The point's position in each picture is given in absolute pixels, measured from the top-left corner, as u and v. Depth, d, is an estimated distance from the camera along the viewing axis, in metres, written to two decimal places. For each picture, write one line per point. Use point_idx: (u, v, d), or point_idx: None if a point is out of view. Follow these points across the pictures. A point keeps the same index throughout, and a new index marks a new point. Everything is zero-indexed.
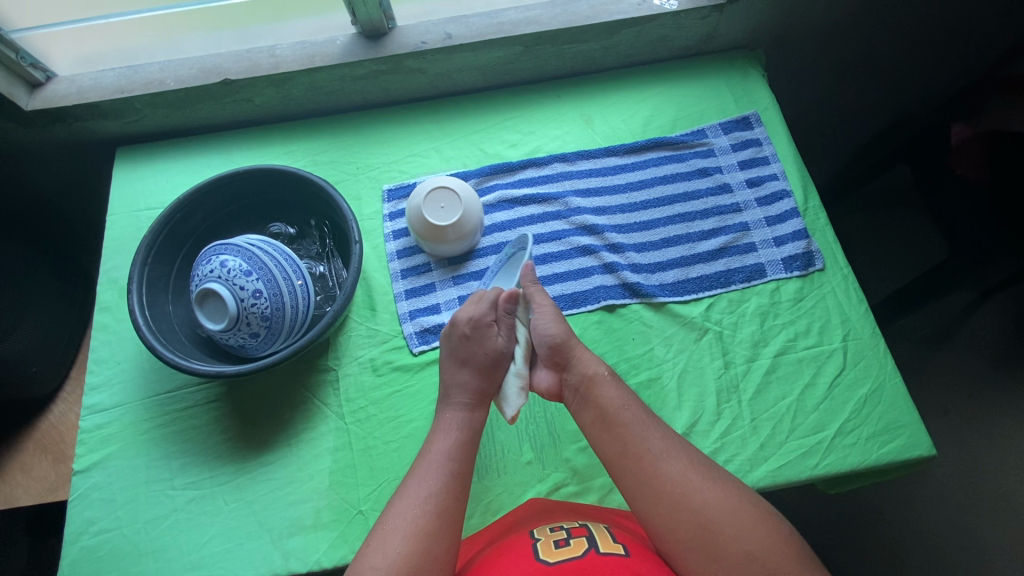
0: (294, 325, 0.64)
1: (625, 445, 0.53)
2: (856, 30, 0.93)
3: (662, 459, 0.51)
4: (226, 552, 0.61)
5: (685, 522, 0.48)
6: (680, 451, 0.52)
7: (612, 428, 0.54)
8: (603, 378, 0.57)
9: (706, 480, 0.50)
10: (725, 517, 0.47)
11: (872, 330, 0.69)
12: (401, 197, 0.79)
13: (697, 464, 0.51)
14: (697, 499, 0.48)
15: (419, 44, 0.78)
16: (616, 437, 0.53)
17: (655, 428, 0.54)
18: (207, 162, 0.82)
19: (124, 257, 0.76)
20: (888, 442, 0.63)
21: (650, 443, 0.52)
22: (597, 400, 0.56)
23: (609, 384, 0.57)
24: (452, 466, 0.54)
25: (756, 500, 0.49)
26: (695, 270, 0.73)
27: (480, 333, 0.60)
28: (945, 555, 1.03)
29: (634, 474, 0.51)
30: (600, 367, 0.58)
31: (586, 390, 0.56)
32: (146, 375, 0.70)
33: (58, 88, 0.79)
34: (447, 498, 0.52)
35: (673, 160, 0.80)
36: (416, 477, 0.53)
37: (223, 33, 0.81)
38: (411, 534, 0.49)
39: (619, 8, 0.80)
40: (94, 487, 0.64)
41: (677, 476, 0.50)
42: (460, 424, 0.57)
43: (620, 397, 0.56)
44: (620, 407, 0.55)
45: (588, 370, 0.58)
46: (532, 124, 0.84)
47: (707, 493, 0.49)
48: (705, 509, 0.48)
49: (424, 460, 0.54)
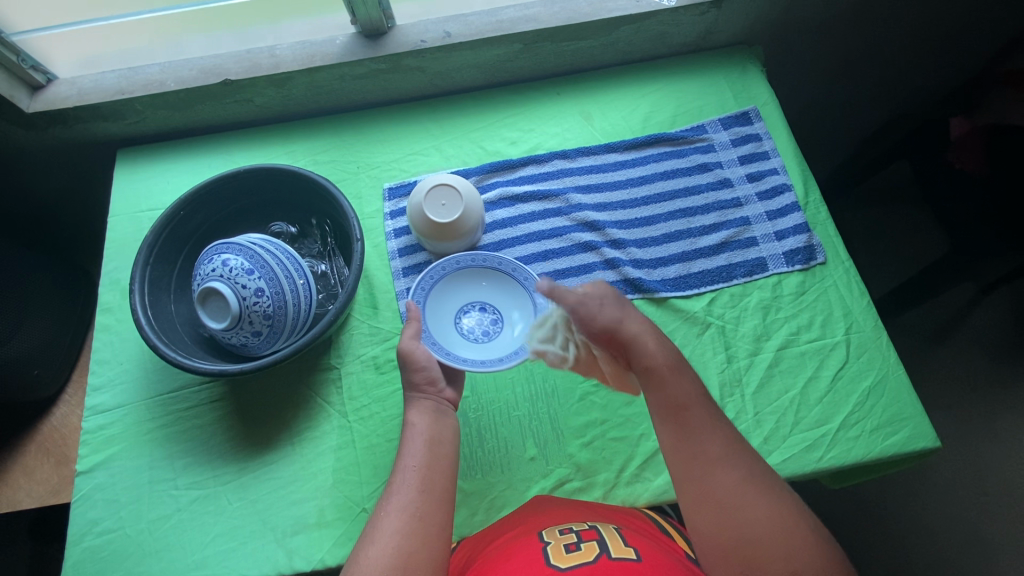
0: (296, 323, 0.64)
1: (692, 442, 0.52)
2: (853, 26, 0.93)
3: (717, 461, 0.50)
4: (231, 551, 0.61)
5: (731, 530, 0.47)
6: (741, 449, 0.51)
7: (678, 419, 0.53)
8: (679, 366, 0.56)
9: (761, 486, 0.49)
10: (774, 527, 0.46)
11: (875, 323, 0.69)
12: (402, 195, 0.79)
13: (755, 468, 0.50)
14: (749, 507, 0.48)
15: (419, 43, 0.78)
16: (683, 429, 0.52)
17: (718, 422, 0.53)
18: (209, 163, 0.82)
19: (126, 258, 0.76)
20: (893, 434, 0.63)
21: (715, 441, 0.51)
22: (671, 391, 0.54)
23: (681, 369, 0.56)
24: (426, 476, 0.53)
25: (806, 513, 0.49)
26: (697, 265, 0.73)
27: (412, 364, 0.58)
28: (951, 550, 1.03)
29: (691, 470, 0.51)
30: (672, 354, 0.56)
31: (661, 378, 0.55)
32: (149, 375, 0.70)
33: (58, 90, 0.79)
34: (426, 502, 0.51)
35: (674, 155, 0.80)
36: (393, 486, 0.52)
37: (222, 33, 0.81)
38: (396, 540, 0.48)
39: (618, 5, 0.80)
40: (97, 487, 0.64)
41: (734, 479, 0.49)
42: (424, 427, 0.56)
43: (693, 386, 0.55)
44: (692, 397, 0.54)
45: (663, 358, 0.56)
46: (533, 121, 0.84)
47: (757, 502, 0.48)
48: (755, 519, 0.47)
49: (397, 472, 0.53)
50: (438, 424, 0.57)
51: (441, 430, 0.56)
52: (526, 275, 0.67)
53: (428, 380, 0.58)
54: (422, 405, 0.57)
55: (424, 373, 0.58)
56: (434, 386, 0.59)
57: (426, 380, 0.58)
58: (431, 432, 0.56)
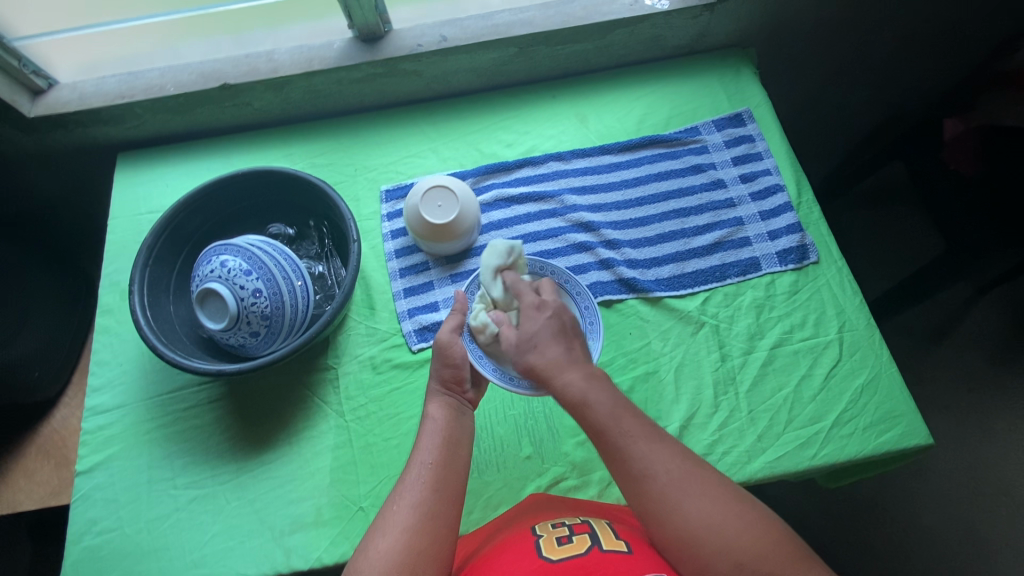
0: (294, 324, 0.65)
1: (621, 465, 0.50)
2: (846, 30, 0.94)
3: (653, 467, 0.49)
4: (228, 550, 0.61)
5: (671, 536, 0.47)
6: (670, 452, 0.50)
7: (600, 443, 0.51)
8: (590, 389, 0.52)
9: (692, 487, 0.48)
10: (710, 529, 0.46)
11: (868, 321, 0.69)
12: (399, 197, 0.80)
13: (687, 467, 0.49)
14: (684, 511, 0.47)
15: (416, 47, 0.79)
16: (607, 452, 0.51)
17: (642, 431, 0.51)
18: (208, 166, 0.83)
19: (125, 261, 0.77)
20: (886, 431, 0.63)
21: (642, 454, 0.49)
22: (586, 421, 0.52)
23: (594, 390, 0.52)
24: (439, 474, 0.52)
25: (745, 503, 0.48)
26: (691, 265, 0.74)
27: (446, 353, 0.58)
28: (949, 550, 1.03)
29: (626, 484, 0.50)
30: (584, 375, 0.53)
31: (576, 412, 0.52)
32: (148, 376, 0.70)
33: (60, 95, 0.80)
34: (438, 500, 0.51)
35: (668, 157, 0.81)
36: (407, 480, 0.52)
37: (221, 38, 0.83)
38: (405, 536, 0.48)
39: (612, 8, 0.81)
40: (97, 487, 0.65)
41: (664, 486, 0.48)
42: (443, 424, 0.56)
43: (609, 401, 0.52)
44: (610, 418, 0.51)
45: (574, 390, 0.52)
46: (529, 124, 0.85)
47: (698, 504, 0.47)
48: (690, 523, 0.47)
49: (411, 467, 0.53)
50: (458, 423, 0.56)
51: (458, 429, 0.56)
52: (586, 304, 0.64)
53: (456, 379, 0.58)
54: (444, 402, 0.57)
55: (452, 372, 0.58)
56: (459, 386, 0.59)
57: (452, 379, 0.58)
58: (450, 430, 0.56)
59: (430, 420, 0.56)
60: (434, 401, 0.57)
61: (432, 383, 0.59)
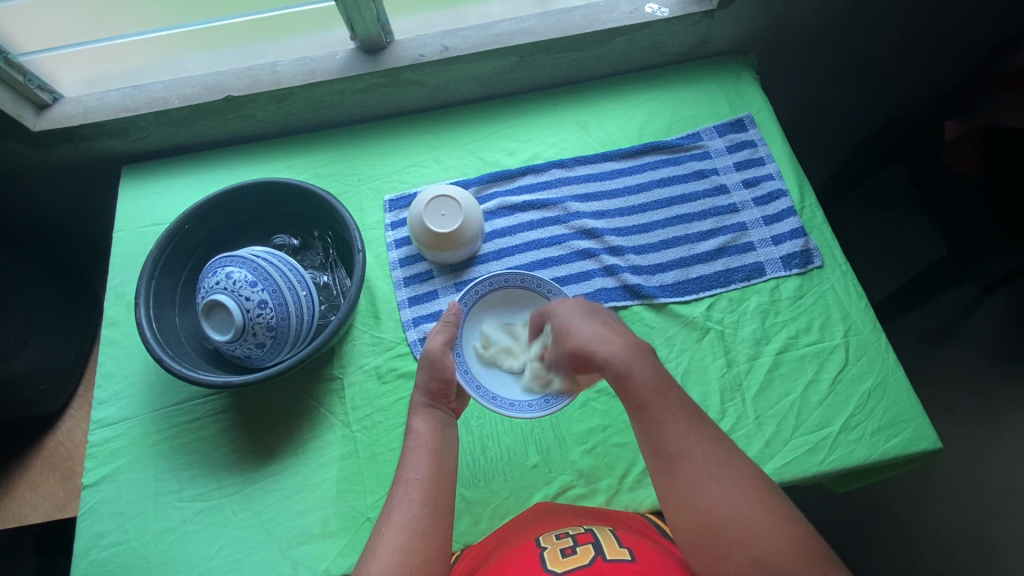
0: (300, 334, 0.65)
1: (659, 440, 0.51)
2: (846, 36, 0.95)
3: (690, 447, 0.50)
4: (236, 563, 0.61)
5: (693, 521, 0.48)
6: (708, 439, 0.50)
7: (640, 416, 0.52)
8: (634, 361, 0.53)
9: (723, 475, 0.48)
10: (734, 520, 0.46)
11: (874, 325, 0.69)
12: (403, 206, 0.80)
13: (722, 459, 0.49)
14: (712, 498, 0.47)
15: (418, 57, 0.80)
16: (646, 427, 0.51)
17: (683, 411, 0.52)
18: (213, 177, 0.84)
19: (131, 273, 0.77)
20: (894, 436, 0.63)
21: (681, 434, 0.50)
22: (629, 392, 0.53)
23: (637, 363, 0.53)
24: (428, 490, 0.52)
25: (777, 502, 0.48)
26: (695, 270, 0.74)
27: (437, 362, 0.58)
28: (958, 554, 1.02)
29: (659, 465, 0.51)
30: (627, 347, 0.55)
31: (619, 384, 0.53)
32: (154, 388, 0.70)
33: (64, 109, 0.81)
34: (428, 517, 0.50)
35: (670, 163, 0.81)
36: (395, 499, 0.52)
37: (224, 52, 0.83)
38: (398, 557, 0.48)
39: (612, 16, 0.82)
40: (103, 501, 0.65)
41: (697, 469, 0.49)
42: (429, 437, 0.55)
43: (651, 376, 0.53)
44: (654, 394, 0.52)
45: (617, 359, 0.53)
46: (530, 132, 0.85)
47: (725, 495, 0.47)
48: (714, 510, 0.47)
49: (398, 486, 0.53)
50: (443, 434, 0.56)
51: (443, 442, 0.56)
52: None
53: (440, 391, 0.58)
54: (429, 415, 0.57)
55: (439, 384, 0.58)
56: (444, 397, 0.59)
57: (438, 391, 0.58)
58: (436, 443, 0.55)
59: (414, 434, 0.56)
60: (418, 414, 0.57)
61: (416, 394, 0.58)
